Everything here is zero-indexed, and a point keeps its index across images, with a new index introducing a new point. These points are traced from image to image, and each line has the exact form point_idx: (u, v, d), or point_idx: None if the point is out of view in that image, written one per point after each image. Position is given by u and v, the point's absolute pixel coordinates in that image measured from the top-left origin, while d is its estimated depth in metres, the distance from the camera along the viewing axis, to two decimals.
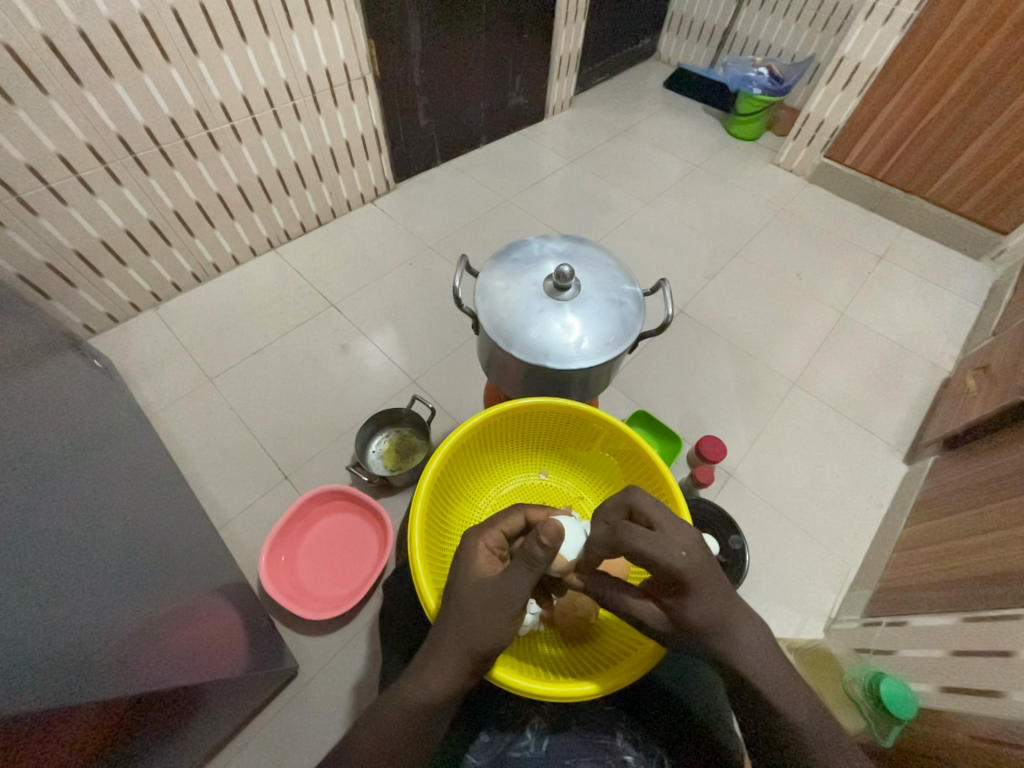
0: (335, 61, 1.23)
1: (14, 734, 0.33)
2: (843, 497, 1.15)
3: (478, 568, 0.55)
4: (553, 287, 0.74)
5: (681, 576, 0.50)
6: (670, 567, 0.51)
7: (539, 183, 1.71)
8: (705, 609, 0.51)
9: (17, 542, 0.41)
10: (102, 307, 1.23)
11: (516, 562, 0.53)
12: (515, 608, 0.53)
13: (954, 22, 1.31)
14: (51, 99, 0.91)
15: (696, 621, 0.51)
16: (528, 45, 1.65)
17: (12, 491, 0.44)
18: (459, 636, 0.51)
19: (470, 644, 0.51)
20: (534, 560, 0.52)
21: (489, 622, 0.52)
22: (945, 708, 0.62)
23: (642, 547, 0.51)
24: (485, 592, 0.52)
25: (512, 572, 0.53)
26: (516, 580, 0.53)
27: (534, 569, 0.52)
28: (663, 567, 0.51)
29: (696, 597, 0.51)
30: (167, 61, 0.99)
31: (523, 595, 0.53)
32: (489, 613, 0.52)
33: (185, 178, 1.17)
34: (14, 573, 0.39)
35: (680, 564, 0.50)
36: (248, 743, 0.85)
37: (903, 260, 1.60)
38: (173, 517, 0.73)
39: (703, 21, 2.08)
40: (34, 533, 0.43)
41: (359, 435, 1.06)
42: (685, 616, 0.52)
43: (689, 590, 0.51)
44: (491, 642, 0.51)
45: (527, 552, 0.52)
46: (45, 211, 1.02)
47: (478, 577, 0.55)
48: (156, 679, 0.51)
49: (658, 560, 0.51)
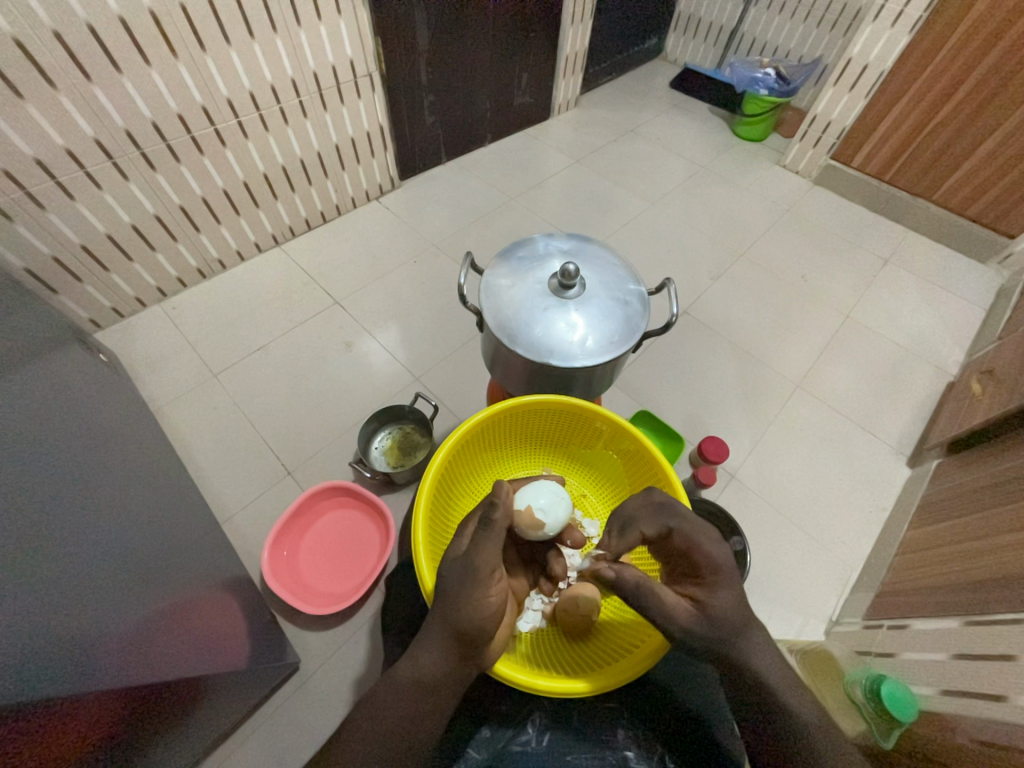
0: (342, 58, 1.24)
1: (3, 727, 0.33)
2: (846, 499, 1.15)
3: (458, 547, 0.57)
4: (558, 286, 0.74)
5: (717, 563, 0.54)
6: (706, 552, 0.55)
7: (543, 182, 1.71)
8: (733, 601, 0.52)
9: (10, 537, 0.40)
10: (108, 302, 1.23)
11: (480, 530, 0.55)
12: (485, 574, 0.53)
13: (963, 24, 1.31)
14: (59, 93, 0.92)
15: (725, 614, 0.51)
16: (535, 44, 1.65)
17: (9, 487, 0.43)
18: (439, 612, 0.52)
19: (449, 617, 0.51)
20: (491, 521, 0.55)
21: (461, 592, 0.52)
22: (946, 709, 0.61)
23: (685, 531, 0.56)
24: (457, 566, 0.54)
25: (476, 541, 0.54)
26: (479, 546, 0.54)
27: (492, 530, 0.54)
28: (702, 552, 0.55)
29: (725, 586, 0.53)
30: (175, 58, 1.00)
31: (491, 560, 0.54)
32: (461, 586, 0.52)
33: (191, 174, 1.17)
34: (5, 568, 0.38)
35: (717, 552, 0.55)
36: (248, 736, 0.85)
37: (908, 263, 1.60)
38: (177, 512, 0.74)
39: (709, 22, 2.08)
40: (29, 527, 0.42)
41: (361, 432, 1.06)
42: (715, 607, 0.52)
43: (720, 579, 0.53)
44: (468, 615, 0.51)
45: (485, 514, 0.55)
46: (54, 206, 1.03)
47: (454, 556, 0.56)
48: (158, 671, 0.51)
49: (699, 545, 0.55)
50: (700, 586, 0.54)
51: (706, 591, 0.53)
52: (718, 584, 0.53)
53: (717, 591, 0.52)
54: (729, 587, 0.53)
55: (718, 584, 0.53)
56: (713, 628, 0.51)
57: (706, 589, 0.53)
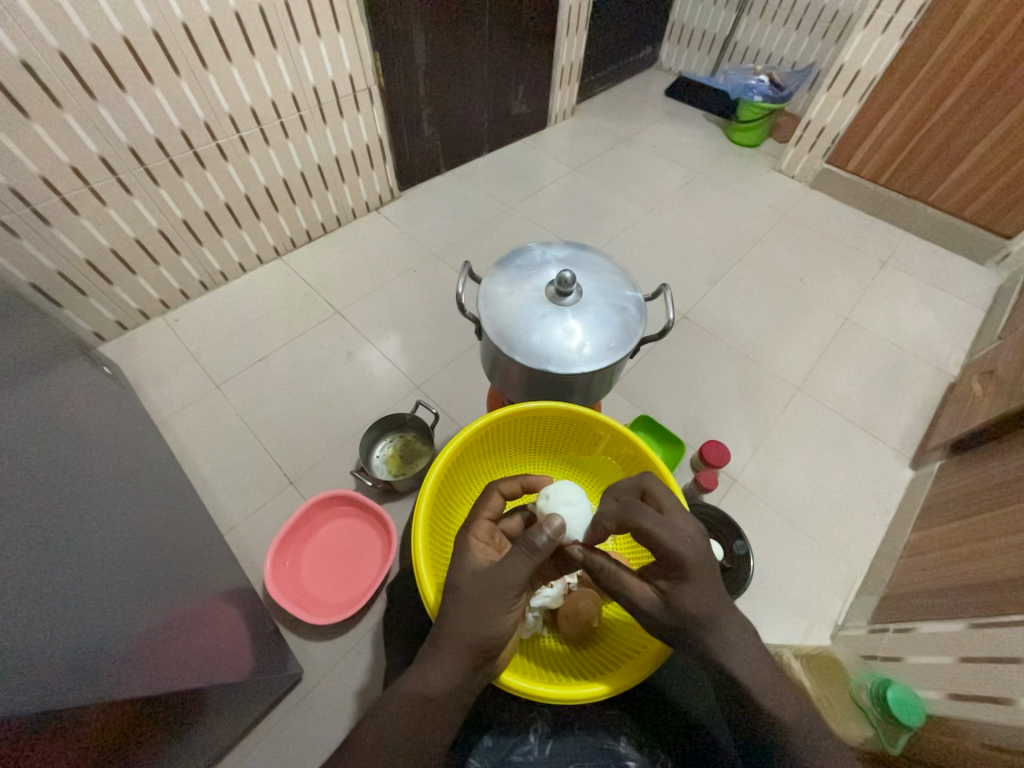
0: (341, 72, 1.26)
1: (1, 739, 0.32)
2: (849, 503, 1.14)
3: (474, 562, 0.55)
4: (555, 293, 0.75)
5: (681, 561, 0.51)
6: (671, 552, 0.52)
7: (541, 190, 1.73)
8: (700, 596, 0.51)
9: (8, 547, 0.40)
10: (112, 315, 1.25)
11: (514, 550, 0.52)
12: (513, 594, 0.52)
13: (953, 30, 1.33)
14: (65, 112, 0.93)
15: (687, 606, 0.51)
16: (531, 55, 1.67)
17: (20, 503, 0.44)
18: (455, 625, 0.51)
19: (468, 633, 0.50)
20: (536, 547, 0.51)
21: (486, 609, 0.51)
22: (955, 714, 0.60)
23: (649, 527, 0.53)
24: (483, 582, 0.52)
25: (511, 561, 0.52)
26: (511, 565, 0.52)
27: (534, 556, 0.52)
28: (666, 550, 0.52)
29: (691, 583, 0.51)
30: (178, 75, 1.02)
31: (521, 582, 0.52)
32: (485, 602, 0.51)
33: (194, 188, 1.19)
34: (4, 580, 0.38)
35: (682, 550, 0.52)
36: (253, 748, 0.85)
37: (906, 264, 1.60)
38: (181, 524, 0.74)
39: (703, 31, 2.10)
40: (28, 539, 0.42)
41: (363, 440, 1.07)
42: (677, 599, 0.52)
43: (685, 575, 0.51)
44: (489, 631, 0.51)
45: (529, 539, 0.51)
46: (59, 222, 1.04)
47: (472, 569, 0.54)
48: (164, 681, 0.52)
49: (664, 543, 0.52)
50: (667, 578, 0.53)
51: (673, 585, 0.53)
52: (684, 580, 0.52)
53: (682, 584, 0.52)
54: (695, 582, 0.51)
55: (683, 579, 0.52)
56: (692, 623, 0.51)
57: (671, 582, 0.53)
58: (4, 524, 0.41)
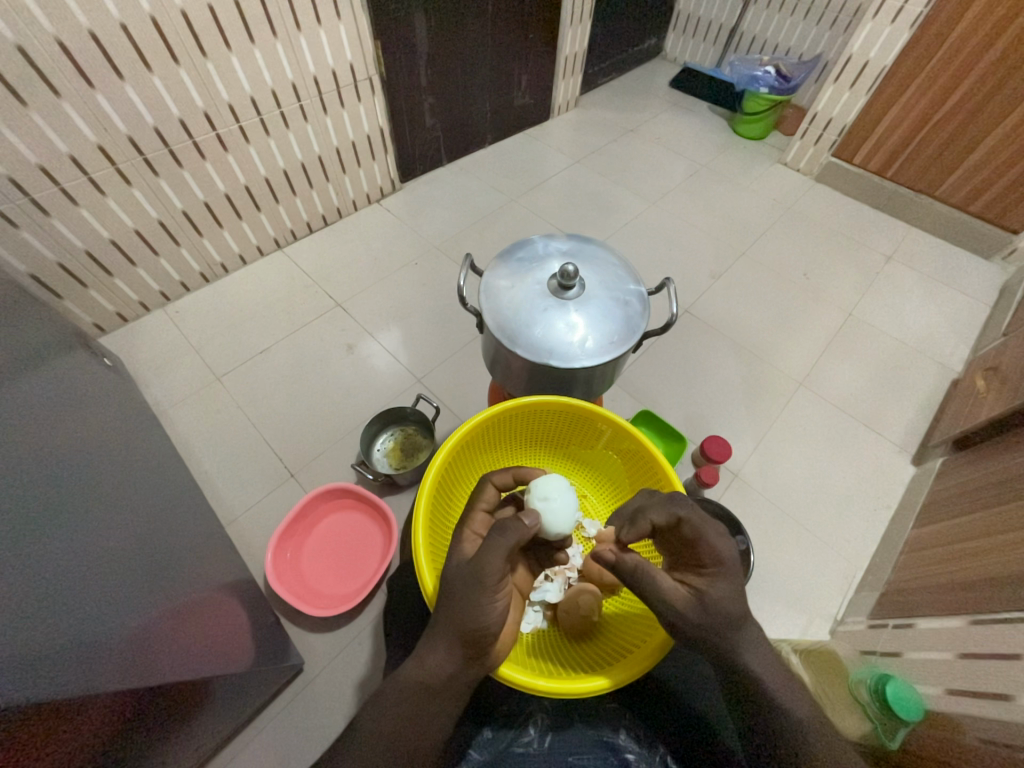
0: (342, 61, 1.24)
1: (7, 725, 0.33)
2: (850, 499, 1.14)
3: (463, 553, 0.56)
4: (557, 286, 0.74)
5: (722, 557, 0.52)
6: (710, 547, 0.53)
7: (543, 183, 1.71)
8: (733, 593, 0.51)
9: (12, 539, 0.40)
10: (112, 307, 1.24)
11: (491, 532, 0.53)
12: (492, 582, 0.51)
13: (964, 20, 1.30)
14: (62, 100, 0.92)
15: (723, 604, 0.50)
16: (534, 45, 1.65)
17: (26, 497, 0.44)
18: (444, 618, 0.51)
19: (453, 624, 0.51)
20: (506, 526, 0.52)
21: (467, 600, 0.51)
22: (954, 710, 0.60)
23: (693, 525, 0.54)
24: (463, 571, 0.52)
25: (485, 547, 0.52)
26: (487, 553, 0.51)
27: (506, 538, 0.52)
28: (708, 546, 0.53)
29: (726, 578, 0.52)
30: (177, 63, 1.00)
31: (499, 569, 0.51)
32: (465, 592, 0.51)
33: (194, 179, 1.18)
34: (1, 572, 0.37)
35: (722, 546, 0.53)
36: (254, 736, 0.86)
37: (911, 260, 1.59)
38: (183, 516, 0.75)
39: (709, 21, 2.08)
40: (27, 531, 0.42)
41: (364, 433, 1.07)
42: (712, 596, 0.51)
43: (722, 571, 0.52)
44: (470, 620, 0.50)
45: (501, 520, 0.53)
46: (58, 212, 1.04)
47: (459, 560, 0.55)
48: (167, 671, 0.52)
49: (706, 538, 0.53)
50: (701, 575, 0.53)
51: (706, 581, 0.52)
52: (717, 575, 0.52)
53: (717, 581, 0.51)
54: (730, 579, 0.52)
55: (718, 576, 0.52)
56: (711, 616, 0.50)
57: (704, 579, 0.52)
58: (8, 516, 0.41)
